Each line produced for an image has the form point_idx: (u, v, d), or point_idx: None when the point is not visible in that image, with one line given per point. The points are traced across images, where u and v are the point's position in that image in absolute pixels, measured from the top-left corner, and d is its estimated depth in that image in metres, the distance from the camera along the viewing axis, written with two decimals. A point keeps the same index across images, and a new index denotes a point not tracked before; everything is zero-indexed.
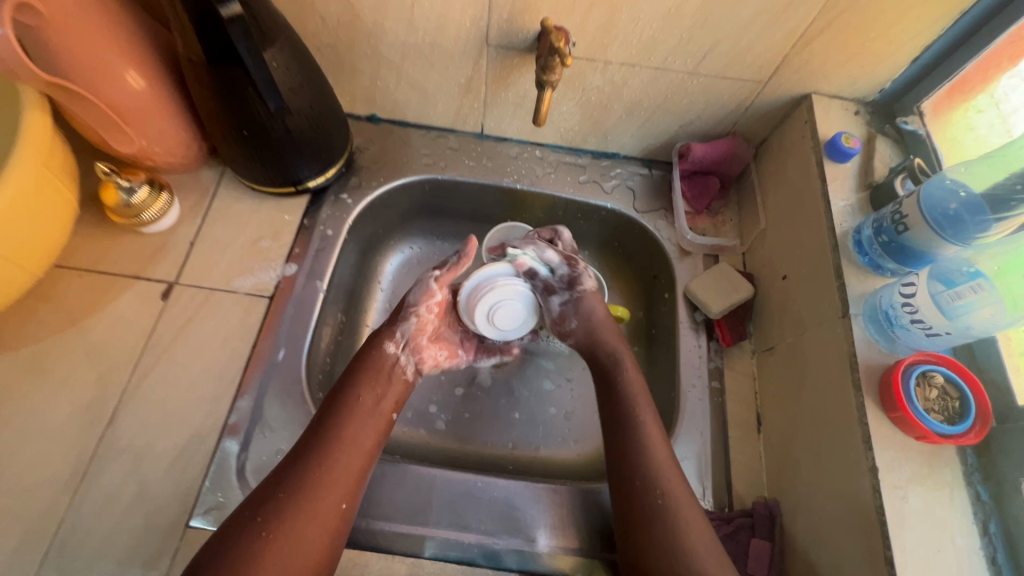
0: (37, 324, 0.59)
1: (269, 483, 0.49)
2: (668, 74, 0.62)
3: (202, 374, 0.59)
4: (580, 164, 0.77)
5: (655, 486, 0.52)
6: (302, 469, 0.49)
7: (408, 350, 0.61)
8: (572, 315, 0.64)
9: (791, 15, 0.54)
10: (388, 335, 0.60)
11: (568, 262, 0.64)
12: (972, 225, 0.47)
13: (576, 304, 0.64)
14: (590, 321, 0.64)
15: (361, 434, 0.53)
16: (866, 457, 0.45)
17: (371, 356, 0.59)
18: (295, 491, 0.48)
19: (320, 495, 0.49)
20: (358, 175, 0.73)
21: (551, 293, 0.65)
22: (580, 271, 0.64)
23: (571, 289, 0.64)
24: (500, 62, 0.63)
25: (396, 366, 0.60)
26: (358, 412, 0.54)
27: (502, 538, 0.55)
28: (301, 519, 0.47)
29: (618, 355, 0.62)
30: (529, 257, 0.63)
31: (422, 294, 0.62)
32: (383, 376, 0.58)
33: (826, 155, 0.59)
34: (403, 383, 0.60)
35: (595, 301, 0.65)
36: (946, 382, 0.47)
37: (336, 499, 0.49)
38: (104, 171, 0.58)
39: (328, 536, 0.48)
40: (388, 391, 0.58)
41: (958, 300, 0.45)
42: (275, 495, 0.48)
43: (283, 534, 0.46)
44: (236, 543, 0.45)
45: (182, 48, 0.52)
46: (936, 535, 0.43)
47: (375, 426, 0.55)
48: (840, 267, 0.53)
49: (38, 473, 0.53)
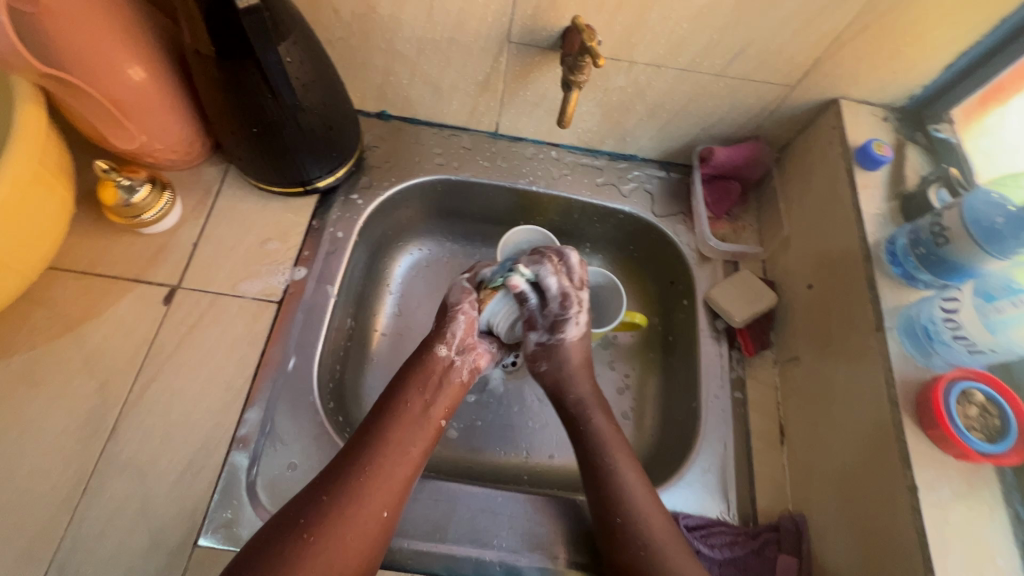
0: (29, 329, 0.56)
1: (314, 486, 0.48)
2: (694, 75, 0.60)
3: (208, 384, 0.56)
4: (596, 165, 0.74)
5: (634, 534, 0.50)
6: (346, 475, 0.48)
7: (460, 352, 0.58)
8: (543, 358, 0.61)
9: (828, 18, 0.52)
10: (438, 338, 0.58)
11: (563, 298, 0.59)
12: (1011, 239, 0.44)
13: (549, 348, 0.61)
14: (563, 369, 0.60)
15: (409, 442, 0.52)
16: (906, 476, 0.45)
17: (421, 360, 0.57)
18: (339, 497, 0.47)
19: (362, 502, 0.47)
20: (368, 174, 0.70)
21: (531, 328, 0.62)
22: (569, 315, 0.60)
23: (551, 332, 0.61)
24: (521, 59, 0.61)
25: (450, 371, 0.57)
26: (406, 418, 0.53)
27: (525, 554, 0.53)
28: (342, 526, 0.46)
29: (584, 405, 0.59)
30: (525, 280, 0.58)
31: (461, 295, 0.60)
32: (433, 382, 0.56)
33: (856, 162, 0.58)
34: (457, 387, 0.57)
35: (575, 348, 0.61)
36: (985, 400, 0.46)
37: (377, 508, 0.48)
38: (101, 168, 0.55)
39: (369, 545, 0.47)
40: (439, 398, 0.56)
41: (999, 314, 0.45)
42: (319, 499, 0.47)
43: (325, 540, 0.45)
44: (279, 544, 0.44)
45: (189, 40, 0.49)
46: (978, 557, 0.42)
47: (423, 434, 0.53)
48: (873, 279, 0.52)
49: (34, 489, 0.50)
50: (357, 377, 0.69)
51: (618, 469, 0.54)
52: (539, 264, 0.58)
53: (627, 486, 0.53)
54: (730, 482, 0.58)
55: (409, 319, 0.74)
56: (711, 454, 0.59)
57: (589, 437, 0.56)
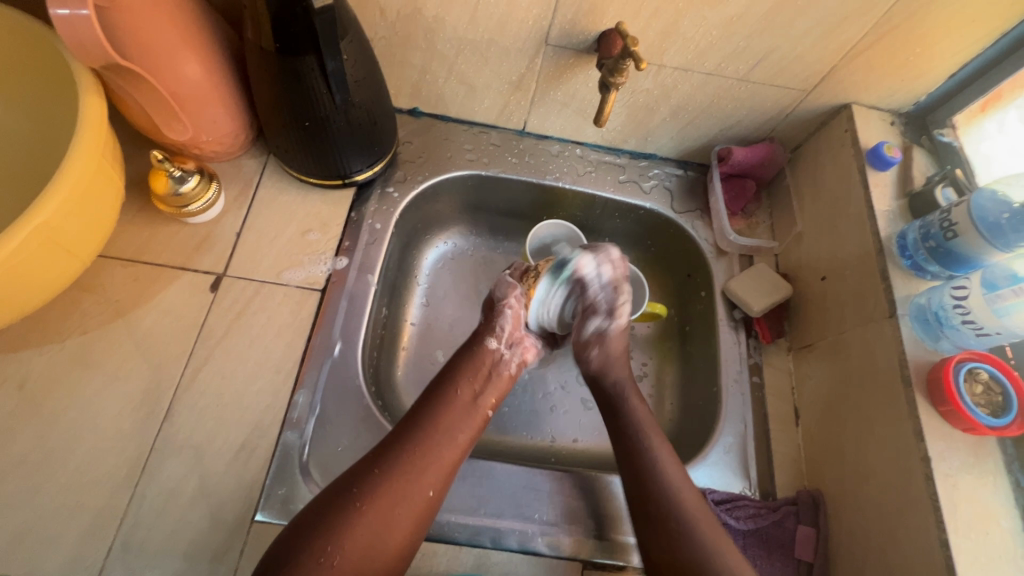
0: (81, 315, 0.58)
1: (367, 459, 0.50)
2: (718, 79, 0.64)
3: (258, 368, 0.58)
4: (618, 163, 0.78)
5: (665, 509, 0.52)
6: (396, 452, 0.51)
7: (509, 346, 0.61)
8: (594, 344, 0.62)
9: (846, 29, 0.56)
10: (489, 332, 0.61)
11: (614, 286, 0.62)
12: (1013, 234, 0.50)
13: (605, 334, 0.62)
14: (608, 355, 0.62)
15: (459, 428, 0.54)
16: (919, 448, 0.49)
17: (473, 351, 0.60)
18: (388, 473, 0.49)
19: (411, 480, 0.49)
20: (402, 169, 0.73)
21: (590, 315, 0.63)
22: (621, 301, 0.62)
23: (610, 317, 0.62)
24: (556, 61, 0.64)
25: (500, 363, 0.60)
26: (456, 404, 0.55)
27: (565, 528, 0.57)
28: (391, 500, 0.48)
29: (622, 386, 0.61)
30: (586, 265, 0.61)
31: (507, 290, 0.63)
32: (483, 372, 0.58)
33: (868, 163, 0.63)
34: (505, 380, 0.60)
35: (619, 337, 0.63)
36: (990, 378, 0.51)
37: (425, 487, 0.50)
38: (157, 158, 0.57)
39: (414, 521, 0.48)
40: (489, 389, 0.58)
41: (1002, 302, 0.49)
42: (371, 471, 0.49)
43: (374, 510, 0.47)
44: (333, 509, 0.47)
45: (253, 36, 0.51)
46: (985, 519, 0.47)
47: (473, 421, 0.55)
48: (886, 271, 0.57)
49: (96, 467, 0.52)
50: (391, 365, 0.71)
51: (651, 448, 0.55)
52: (593, 253, 0.62)
53: (660, 461, 0.54)
54: (752, 461, 0.61)
55: (437, 310, 0.76)
56: (734, 435, 0.62)
57: (628, 418, 0.58)
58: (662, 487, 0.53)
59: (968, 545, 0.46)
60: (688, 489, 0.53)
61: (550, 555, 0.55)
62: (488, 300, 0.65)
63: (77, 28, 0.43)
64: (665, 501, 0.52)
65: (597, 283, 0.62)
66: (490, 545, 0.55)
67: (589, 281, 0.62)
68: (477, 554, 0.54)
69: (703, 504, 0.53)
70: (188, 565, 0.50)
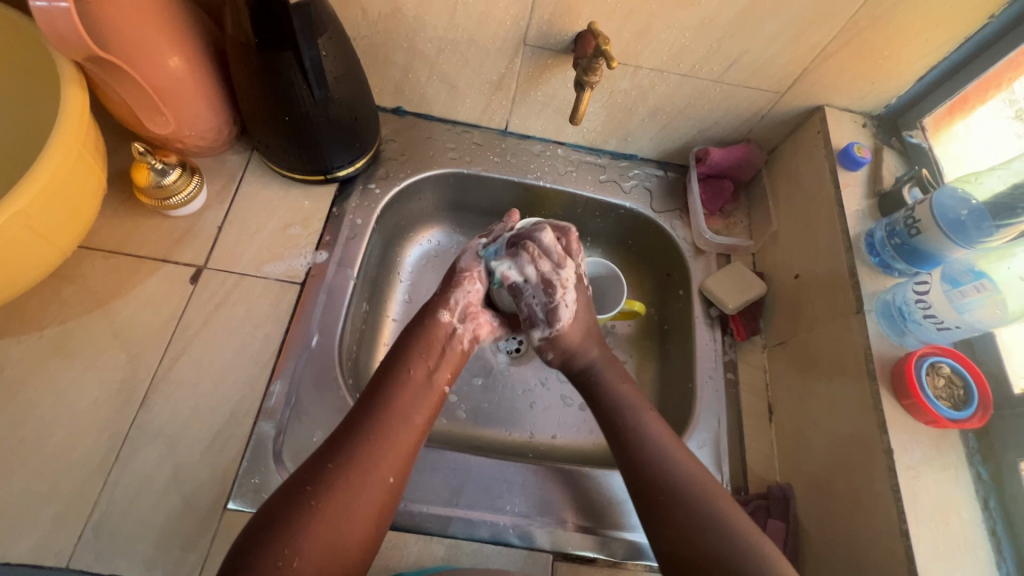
0: (60, 304, 0.58)
1: (319, 454, 0.49)
2: (694, 81, 0.66)
3: (235, 359, 0.59)
4: (599, 163, 0.79)
5: (657, 486, 0.51)
6: (351, 443, 0.49)
7: (463, 320, 0.61)
8: (548, 349, 0.62)
9: (815, 32, 0.58)
10: (442, 304, 0.60)
11: (546, 287, 0.59)
12: (974, 231, 0.52)
13: (552, 338, 0.61)
14: (565, 352, 0.62)
15: (414, 411, 0.53)
16: (882, 440, 0.50)
17: (427, 327, 0.59)
18: (344, 466, 0.48)
19: (368, 470, 0.48)
20: (384, 166, 0.74)
21: (532, 324, 0.61)
22: (557, 301, 0.59)
23: (549, 323, 0.60)
24: (535, 61, 0.65)
25: (452, 338, 0.59)
26: (410, 388, 0.54)
27: (538, 519, 0.57)
28: (348, 493, 0.47)
29: (593, 368, 0.61)
30: (512, 272, 0.59)
31: (472, 262, 0.62)
32: (436, 350, 0.58)
33: (839, 163, 0.64)
34: (458, 355, 0.60)
35: (572, 330, 0.61)
36: (952, 372, 0.52)
37: (382, 474, 0.49)
38: (139, 151, 0.58)
39: (376, 509, 0.48)
40: (441, 366, 0.58)
41: (964, 298, 0.50)
42: (325, 466, 0.48)
43: (333, 506, 0.46)
44: (287, 509, 0.45)
45: (233, 31, 0.52)
46: (945, 510, 0.48)
47: (425, 404, 0.55)
48: (854, 268, 0.58)
49: (69, 454, 0.53)
50: (370, 358, 0.71)
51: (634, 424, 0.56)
52: (515, 257, 0.59)
53: (652, 434, 0.55)
54: (725, 455, 0.62)
55: (418, 307, 0.77)
56: (708, 430, 0.63)
57: (608, 396, 0.59)
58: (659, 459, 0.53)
59: (928, 535, 0.46)
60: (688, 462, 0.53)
61: (522, 546, 0.56)
62: (451, 266, 0.63)
63: (55, 19, 0.44)
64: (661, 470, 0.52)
65: (527, 290, 0.59)
66: (461, 535, 0.55)
67: (518, 286, 0.60)
68: (448, 544, 0.54)
69: (693, 465, 0.53)
70: (159, 552, 0.50)
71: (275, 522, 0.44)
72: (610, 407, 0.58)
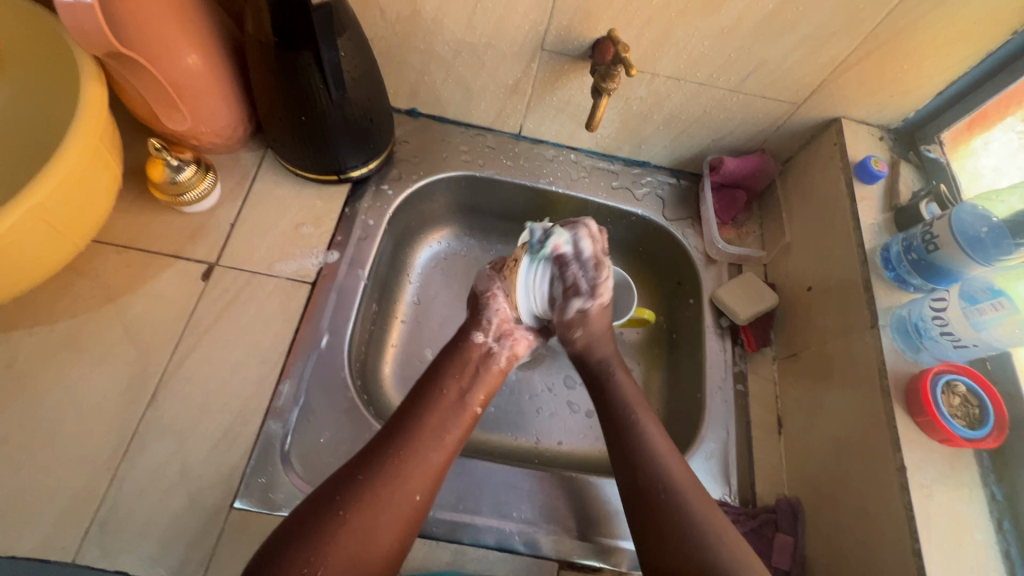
0: (72, 298, 0.59)
1: (352, 464, 0.49)
2: (710, 89, 0.65)
3: (244, 357, 0.59)
4: (612, 170, 0.79)
5: (655, 481, 0.51)
6: (381, 458, 0.49)
7: (498, 339, 0.61)
8: (579, 326, 0.61)
9: (834, 44, 0.58)
10: (475, 325, 0.61)
11: (596, 262, 0.59)
12: (993, 249, 0.52)
13: (587, 313, 0.60)
14: (591, 334, 0.61)
15: (445, 427, 0.53)
16: (895, 457, 0.49)
17: (460, 347, 0.59)
18: (373, 479, 0.48)
19: (399, 485, 0.48)
20: (398, 167, 0.74)
21: (574, 293, 0.59)
22: (604, 276, 0.59)
23: (593, 296, 0.59)
24: (552, 66, 0.65)
25: (487, 357, 0.59)
26: (443, 404, 0.54)
27: (541, 527, 0.57)
28: (376, 506, 0.47)
29: (608, 364, 0.61)
30: (566, 243, 0.58)
31: (487, 284, 0.64)
32: (470, 368, 0.58)
33: (855, 176, 0.64)
34: (494, 374, 0.59)
35: (600, 314, 0.61)
36: (967, 391, 0.52)
37: (412, 490, 0.49)
38: (155, 147, 0.58)
39: (402, 524, 0.47)
40: (476, 385, 0.57)
41: (981, 316, 0.50)
42: (354, 478, 0.48)
43: (361, 518, 0.46)
44: (316, 518, 0.45)
45: (253, 31, 0.52)
46: (959, 531, 0.48)
47: (459, 420, 0.54)
48: (869, 281, 0.57)
49: (78, 449, 0.53)
50: (378, 361, 0.71)
51: (640, 422, 0.56)
52: (571, 228, 0.58)
53: (652, 445, 0.54)
54: (733, 467, 0.61)
55: (427, 309, 0.77)
56: (717, 441, 0.62)
57: (614, 399, 0.58)
58: (649, 455, 0.53)
59: (940, 555, 0.46)
60: (686, 475, 0.53)
61: (527, 553, 0.55)
62: (471, 294, 0.65)
63: (80, 16, 0.44)
64: (652, 470, 0.52)
65: (577, 264, 0.59)
66: (467, 541, 0.55)
67: (570, 257, 0.58)
68: (453, 550, 0.54)
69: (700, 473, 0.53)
70: (164, 551, 0.50)
71: (304, 529, 0.44)
72: (615, 399, 0.58)
